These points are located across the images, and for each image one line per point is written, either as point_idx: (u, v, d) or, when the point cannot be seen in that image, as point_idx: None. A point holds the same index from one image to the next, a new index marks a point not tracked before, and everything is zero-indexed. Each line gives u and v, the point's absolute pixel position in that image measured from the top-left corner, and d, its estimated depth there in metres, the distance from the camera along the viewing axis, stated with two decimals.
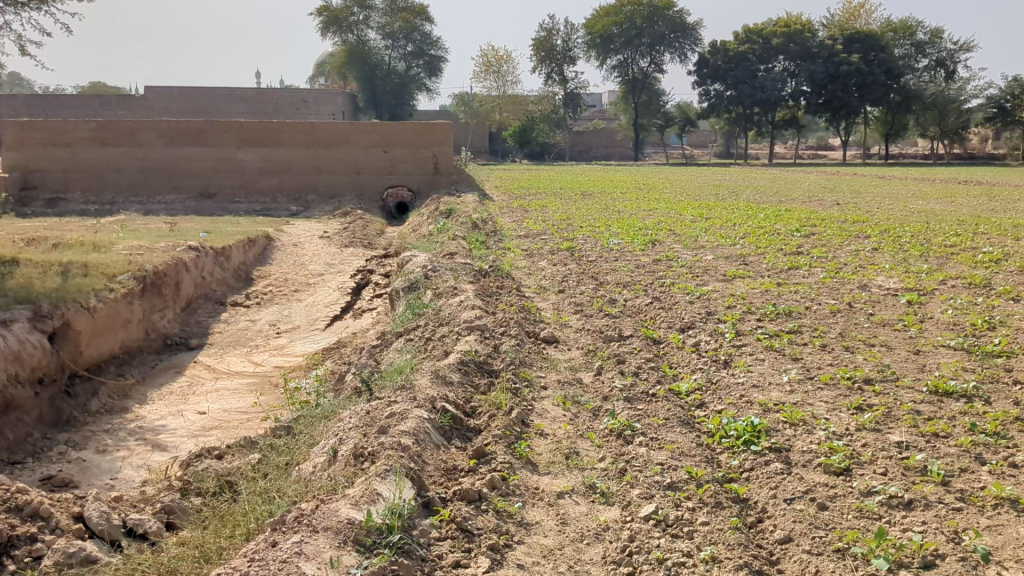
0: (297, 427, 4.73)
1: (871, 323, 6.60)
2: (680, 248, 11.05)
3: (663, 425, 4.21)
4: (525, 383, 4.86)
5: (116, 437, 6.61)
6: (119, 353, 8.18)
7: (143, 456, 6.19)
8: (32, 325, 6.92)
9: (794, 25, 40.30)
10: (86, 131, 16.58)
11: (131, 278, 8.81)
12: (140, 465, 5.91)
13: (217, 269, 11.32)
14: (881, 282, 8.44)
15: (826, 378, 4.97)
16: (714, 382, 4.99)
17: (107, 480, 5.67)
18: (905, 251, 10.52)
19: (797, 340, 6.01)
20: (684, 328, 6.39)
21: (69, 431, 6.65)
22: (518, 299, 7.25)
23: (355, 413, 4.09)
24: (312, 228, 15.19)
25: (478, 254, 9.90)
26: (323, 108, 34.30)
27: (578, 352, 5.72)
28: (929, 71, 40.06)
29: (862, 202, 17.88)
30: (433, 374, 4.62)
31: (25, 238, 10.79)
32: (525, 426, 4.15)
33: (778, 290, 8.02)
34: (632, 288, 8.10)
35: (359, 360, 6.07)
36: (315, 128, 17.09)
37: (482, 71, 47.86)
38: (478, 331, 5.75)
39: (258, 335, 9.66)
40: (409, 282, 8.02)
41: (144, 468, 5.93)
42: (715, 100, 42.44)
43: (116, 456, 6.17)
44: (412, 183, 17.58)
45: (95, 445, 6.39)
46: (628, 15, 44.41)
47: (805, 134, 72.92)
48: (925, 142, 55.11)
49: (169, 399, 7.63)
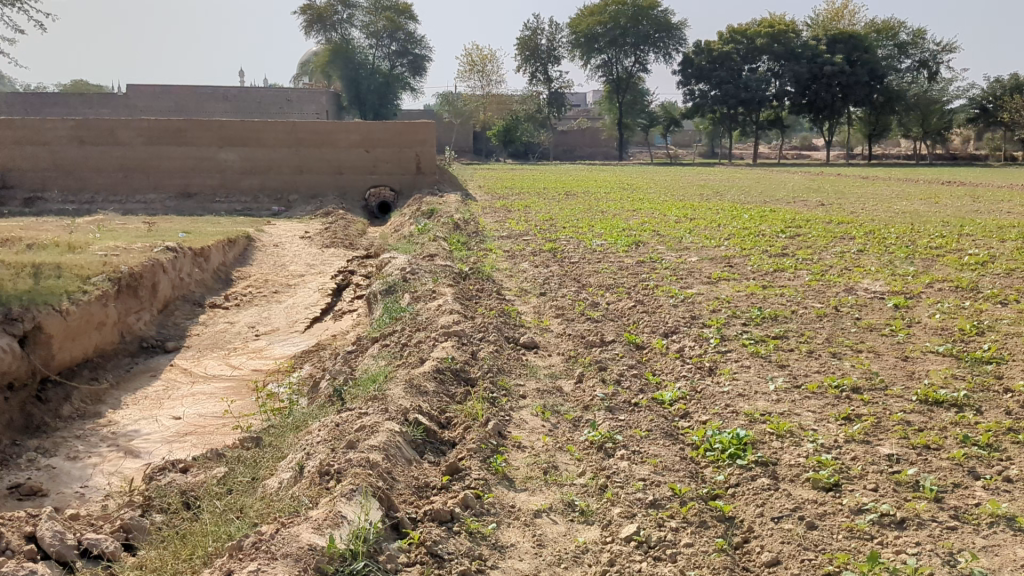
0: (268, 437, 4.56)
1: (858, 328, 6.48)
2: (664, 250, 10.92)
3: (645, 438, 4.06)
4: (503, 392, 4.70)
5: (87, 443, 6.41)
6: (92, 356, 7.97)
7: (113, 463, 6.00)
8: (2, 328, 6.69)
9: (778, 25, 40.29)
10: (64, 129, 16.30)
11: (105, 279, 8.59)
12: (110, 473, 5.73)
13: (195, 270, 11.11)
14: (867, 285, 8.32)
15: (813, 387, 4.83)
16: (699, 390, 4.84)
17: (75, 489, 5.47)
18: (891, 253, 10.42)
19: (783, 346, 5.88)
20: (668, 334, 6.25)
21: (39, 438, 6.44)
22: (498, 303, 7.09)
23: (324, 426, 3.92)
24: (293, 228, 14.98)
25: (459, 256, 9.74)
26: (306, 107, 34.04)
27: (558, 358, 5.57)
28: (912, 72, 40.13)
29: (846, 202, 17.82)
30: (407, 383, 4.45)
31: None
32: (502, 438, 3.99)
33: (763, 293, 7.90)
34: (616, 291, 7.95)
35: (334, 366, 5.89)
36: (297, 128, 16.85)
37: (466, 71, 47.72)
38: (456, 336, 5.58)
39: (235, 338, 9.46)
40: (387, 286, 7.85)
41: (115, 475, 5.75)
42: (700, 100, 42.41)
43: (86, 464, 5.98)
44: (395, 184, 17.40)
45: (65, 452, 6.19)
46: (612, 15, 44.36)
47: (790, 134, 73.13)
48: (909, 142, 55.27)
49: (143, 404, 7.42)
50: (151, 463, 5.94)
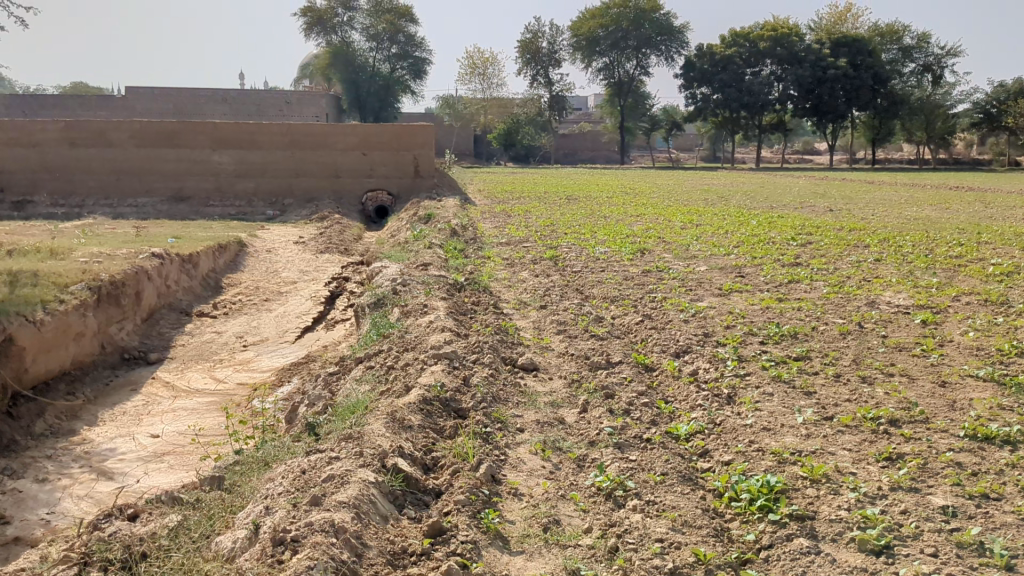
0: (237, 475, 4.03)
1: (886, 348, 5.94)
2: (671, 258, 10.41)
3: (660, 484, 3.54)
4: (499, 425, 4.17)
5: (58, 463, 5.89)
6: (70, 369, 7.44)
7: (86, 485, 5.48)
8: None
9: (781, 29, 39.58)
10: (53, 131, 15.82)
11: (84, 288, 8.06)
12: (81, 498, 5.22)
13: (183, 277, 10.58)
14: (889, 298, 7.81)
15: (846, 420, 4.30)
16: (718, 423, 4.32)
17: (37, 517, 4.94)
18: (909, 262, 9.89)
19: (808, 369, 5.35)
20: (679, 353, 5.73)
21: (5, 458, 5.90)
22: (496, 317, 6.57)
23: (289, 471, 3.40)
24: (287, 233, 14.45)
25: (456, 264, 9.23)
26: (308, 109, 33.40)
27: (560, 382, 5.05)
28: (916, 76, 39.55)
29: (855, 208, 17.29)
30: (389, 417, 3.93)
31: None
32: (496, 484, 3.48)
33: (779, 307, 7.37)
34: (621, 304, 7.43)
35: (315, 390, 5.38)
36: (292, 129, 16.32)
37: (467, 73, 47.52)
38: (447, 359, 5.06)
39: (222, 349, 8.93)
40: (376, 297, 7.31)
41: (87, 500, 5.25)
42: (702, 103, 41.92)
43: (55, 485, 5.46)
44: (392, 187, 16.88)
45: (34, 473, 5.64)
46: (614, 18, 43.76)
47: (792, 138, 72.77)
48: (911, 147, 54.80)
49: (120, 421, 6.87)
50: (124, 488, 5.40)
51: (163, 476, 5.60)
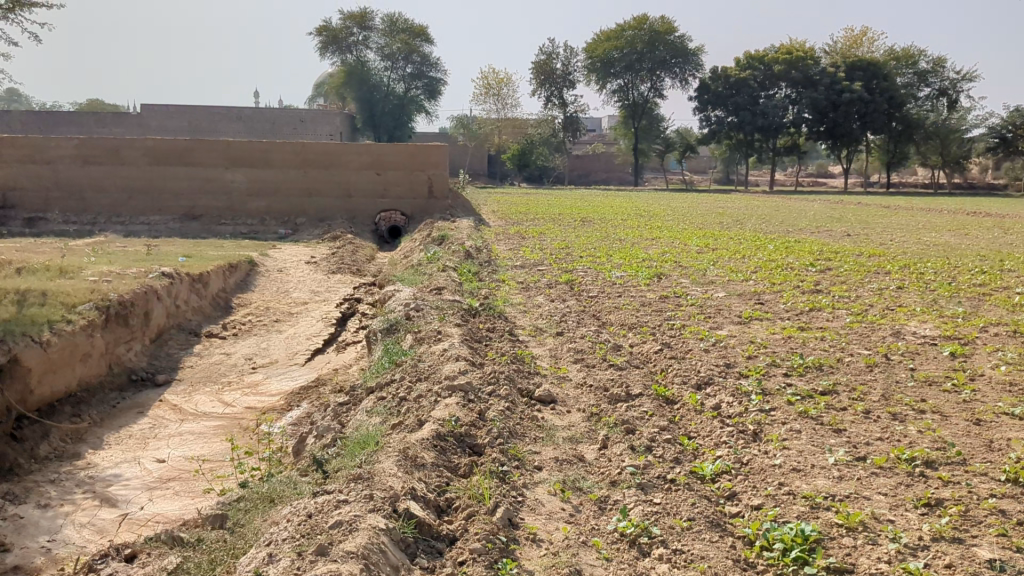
0: (243, 513, 3.85)
1: (915, 382, 5.72)
2: (688, 283, 10.22)
3: (687, 531, 3.36)
4: (516, 463, 3.98)
5: (61, 488, 5.71)
6: (76, 391, 7.27)
7: (89, 512, 5.31)
8: None
9: (796, 52, 39.45)
10: (67, 148, 15.79)
11: (93, 308, 7.91)
12: (85, 526, 5.05)
13: (192, 297, 10.43)
14: (915, 329, 7.59)
15: (880, 462, 4.09)
16: (745, 463, 4.12)
17: (36, 546, 4.76)
18: (933, 291, 9.67)
19: (836, 404, 5.14)
20: (701, 386, 5.53)
21: (6, 482, 5.71)
22: (511, 345, 6.39)
23: (295, 513, 3.22)
24: (299, 253, 14.30)
25: (470, 288, 9.06)
26: (322, 128, 33.36)
27: (579, 416, 4.86)
28: (931, 101, 39.15)
29: (874, 233, 17.02)
30: (401, 454, 3.75)
31: None
32: (514, 529, 3.31)
33: (801, 337, 7.15)
34: (639, 332, 7.24)
35: (324, 421, 5.20)
36: (306, 148, 16.23)
37: (482, 93, 47.21)
38: (461, 391, 4.87)
39: (231, 371, 8.77)
40: (388, 323, 7.13)
41: (90, 527, 5.07)
42: (716, 126, 41.80)
43: (58, 511, 5.29)
44: (405, 208, 16.75)
45: (36, 498, 5.45)
46: (628, 40, 43.72)
47: (806, 162, 72.69)
48: (926, 171, 54.47)
49: (126, 445, 6.69)
50: (128, 515, 5.22)
51: (167, 504, 5.41)
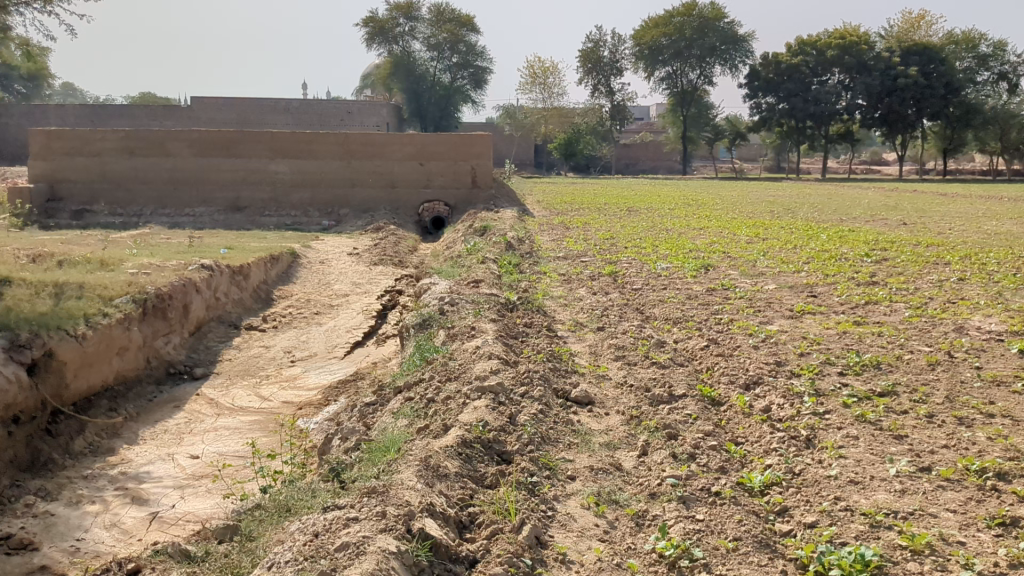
0: (266, 526, 3.60)
1: (981, 382, 5.32)
2: (737, 275, 9.83)
3: (733, 553, 3.06)
4: (547, 473, 3.71)
5: (93, 484, 5.53)
6: (112, 385, 7.09)
7: (119, 511, 5.10)
8: (7, 355, 5.85)
9: (849, 37, 38.31)
10: (115, 140, 15.74)
11: (129, 301, 7.74)
12: (113, 527, 4.85)
13: (232, 289, 10.27)
14: (979, 323, 7.16)
15: (947, 473, 3.72)
16: (797, 474, 3.79)
17: (62, 547, 4.57)
18: (997, 282, 9.17)
19: (896, 407, 4.76)
20: (748, 386, 5.20)
21: (39, 477, 5.54)
22: (548, 342, 6.11)
23: (304, 529, 2.99)
24: (341, 244, 14.12)
25: (509, 281, 8.79)
26: (368, 119, 33.25)
27: (617, 420, 4.57)
28: (990, 85, 37.82)
29: (931, 222, 16.38)
30: (423, 463, 3.49)
31: (30, 251, 9.85)
32: (541, 549, 3.06)
33: (857, 332, 6.74)
34: (684, 326, 6.91)
35: (351, 423, 4.96)
36: (349, 139, 16.09)
37: (528, 82, 47.28)
38: (492, 393, 4.60)
39: (269, 364, 8.58)
40: (422, 318, 6.87)
41: (119, 526, 4.88)
42: (767, 113, 40.96)
43: (88, 510, 5.09)
44: (448, 198, 16.53)
45: (67, 495, 5.27)
46: (677, 27, 42.99)
47: (857, 150, 71.32)
48: (984, 158, 52.89)
49: (161, 440, 6.50)
50: (157, 515, 5.02)
51: (198, 503, 5.20)
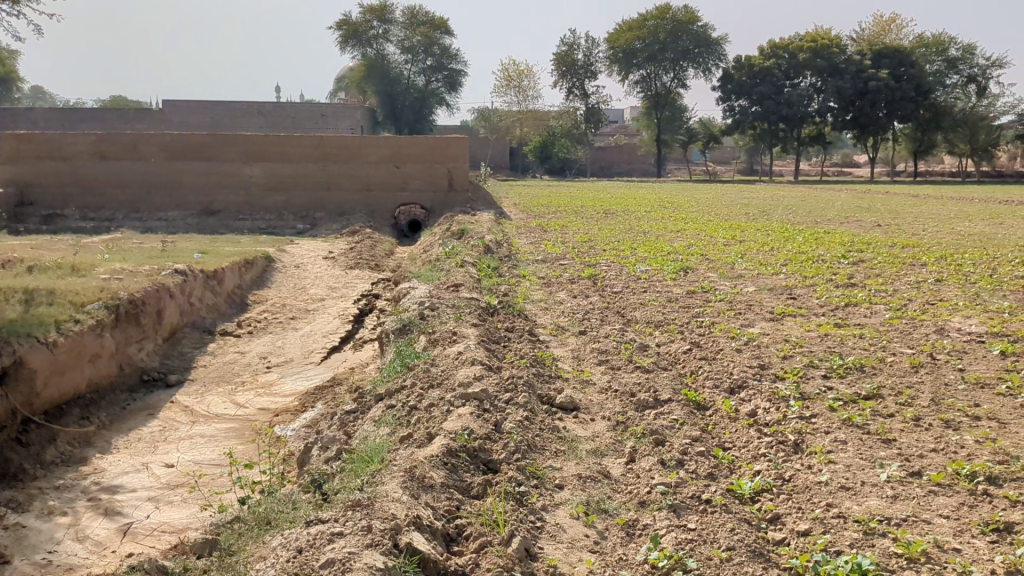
0: (245, 540, 3.50)
1: (965, 385, 5.30)
2: (716, 277, 9.80)
3: (727, 563, 3.00)
4: (535, 482, 3.63)
5: (65, 495, 5.39)
6: (84, 393, 6.93)
7: (93, 523, 4.96)
8: None
9: (821, 40, 38.62)
10: (85, 144, 15.51)
11: (101, 307, 7.58)
12: (87, 540, 4.71)
13: (207, 294, 10.11)
14: (959, 325, 7.17)
15: (937, 478, 3.68)
16: (787, 480, 3.73)
17: (34, 561, 4.44)
18: (974, 283, 9.20)
19: (881, 410, 4.73)
20: (733, 390, 5.15)
21: (10, 489, 5.39)
22: (531, 347, 6.04)
23: (287, 545, 2.90)
24: (317, 248, 13.98)
25: (489, 284, 8.71)
26: (343, 122, 33.05)
27: (603, 425, 4.50)
28: (960, 88, 38.18)
29: (906, 223, 16.48)
30: (408, 474, 3.40)
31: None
32: (532, 561, 2.99)
33: (839, 335, 6.72)
34: (666, 330, 6.86)
35: (331, 431, 4.85)
36: (324, 142, 15.95)
37: (503, 85, 47.36)
38: (476, 400, 4.52)
39: (245, 370, 8.44)
40: (401, 323, 6.78)
41: (93, 539, 4.75)
42: (740, 116, 41.04)
43: (60, 522, 4.95)
44: (424, 201, 16.43)
45: (39, 507, 5.12)
46: (651, 30, 42.97)
47: (829, 152, 71.82)
48: (953, 160, 53.42)
49: (135, 449, 6.35)
50: (132, 527, 4.89)
51: (174, 513, 5.08)
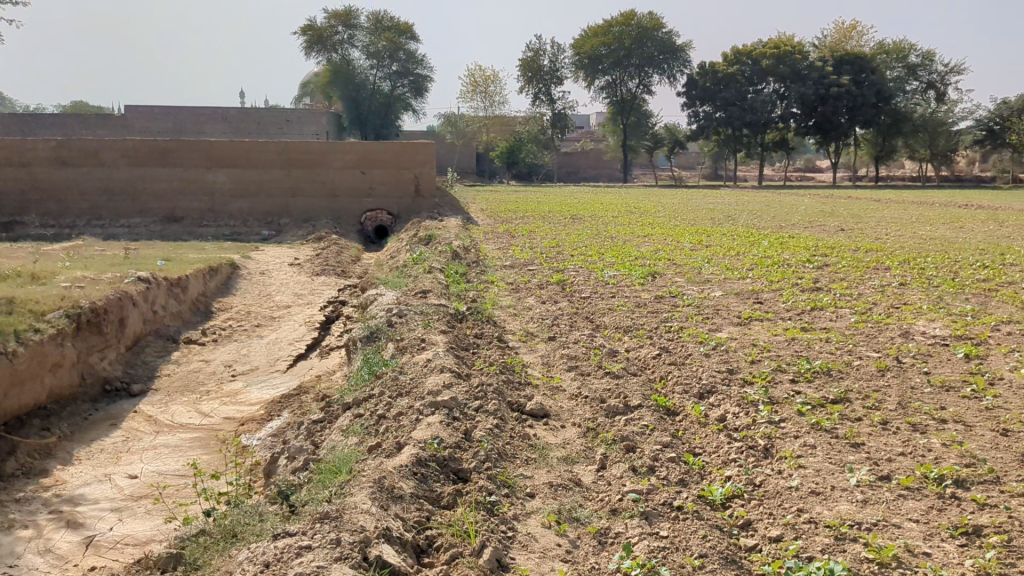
0: (211, 555, 3.43)
1: (931, 388, 5.34)
2: (683, 282, 9.83)
3: (699, 570, 2.98)
4: (506, 491, 3.60)
5: (25, 508, 5.26)
6: (44, 403, 6.79)
7: (54, 536, 4.85)
8: None
9: (784, 46, 38.81)
10: (45, 150, 15.27)
11: (62, 316, 7.44)
12: (47, 554, 4.60)
13: (170, 302, 9.97)
14: (924, 328, 7.23)
15: (906, 481, 3.70)
16: (758, 486, 3.73)
17: None
18: (937, 287, 9.31)
19: (849, 415, 4.75)
20: (703, 395, 5.15)
21: None
22: (500, 353, 6.00)
23: (254, 559, 2.84)
24: (282, 255, 13.85)
25: (457, 290, 8.67)
26: (308, 127, 32.84)
27: (574, 432, 4.48)
28: (920, 94, 38.70)
29: (869, 227, 16.64)
30: (377, 484, 3.36)
31: None
32: (504, 572, 2.96)
33: (806, 339, 6.76)
34: (634, 335, 6.86)
35: (298, 441, 4.79)
36: (290, 147, 15.81)
37: (469, 91, 47.35)
38: (446, 408, 4.47)
39: (209, 379, 8.32)
40: (369, 330, 6.72)
41: (54, 552, 4.64)
42: (704, 121, 41.29)
43: (20, 535, 4.83)
44: (391, 207, 16.35)
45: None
46: (616, 35, 43.29)
47: (792, 157, 72.51)
48: (913, 165, 54.17)
49: (97, 460, 6.23)
50: (94, 540, 4.78)
51: (138, 525, 4.97)
